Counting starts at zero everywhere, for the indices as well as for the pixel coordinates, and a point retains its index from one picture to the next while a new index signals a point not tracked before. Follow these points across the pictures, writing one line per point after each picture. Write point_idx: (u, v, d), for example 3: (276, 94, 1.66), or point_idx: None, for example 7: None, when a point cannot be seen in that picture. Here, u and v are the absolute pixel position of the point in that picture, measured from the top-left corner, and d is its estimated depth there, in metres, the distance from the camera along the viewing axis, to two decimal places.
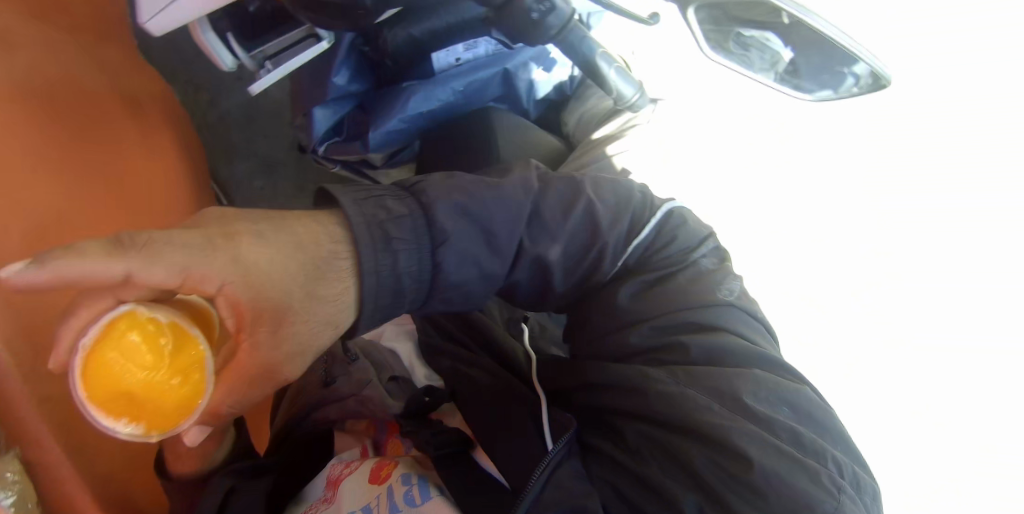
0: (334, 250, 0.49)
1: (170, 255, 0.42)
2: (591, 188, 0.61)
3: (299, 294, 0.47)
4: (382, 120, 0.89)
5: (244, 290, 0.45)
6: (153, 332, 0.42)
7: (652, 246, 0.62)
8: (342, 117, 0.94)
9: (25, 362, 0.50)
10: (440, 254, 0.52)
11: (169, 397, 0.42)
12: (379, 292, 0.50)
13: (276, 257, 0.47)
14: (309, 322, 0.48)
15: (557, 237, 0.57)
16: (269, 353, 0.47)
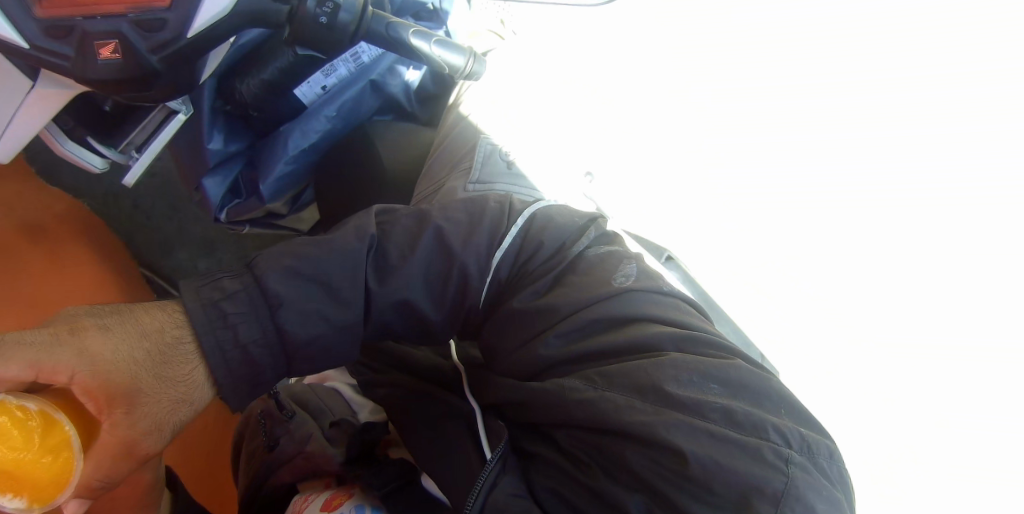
0: (173, 325, 0.47)
1: (17, 363, 0.40)
2: (438, 216, 0.55)
3: (149, 363, 0.45)
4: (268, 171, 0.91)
5: (95, 377, 0.42)
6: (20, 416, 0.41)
7: (520, 250, 0.56)
8: (235, 179, 0.95)
9: None
10: (281, 315, 0.49)
11: (42, 472, 0.41)
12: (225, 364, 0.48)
13: (130, 332, 0.45)
14: (172, 394, 0.46)
15: (411, 280, 0.53)
16: (143, 425, 0.44)
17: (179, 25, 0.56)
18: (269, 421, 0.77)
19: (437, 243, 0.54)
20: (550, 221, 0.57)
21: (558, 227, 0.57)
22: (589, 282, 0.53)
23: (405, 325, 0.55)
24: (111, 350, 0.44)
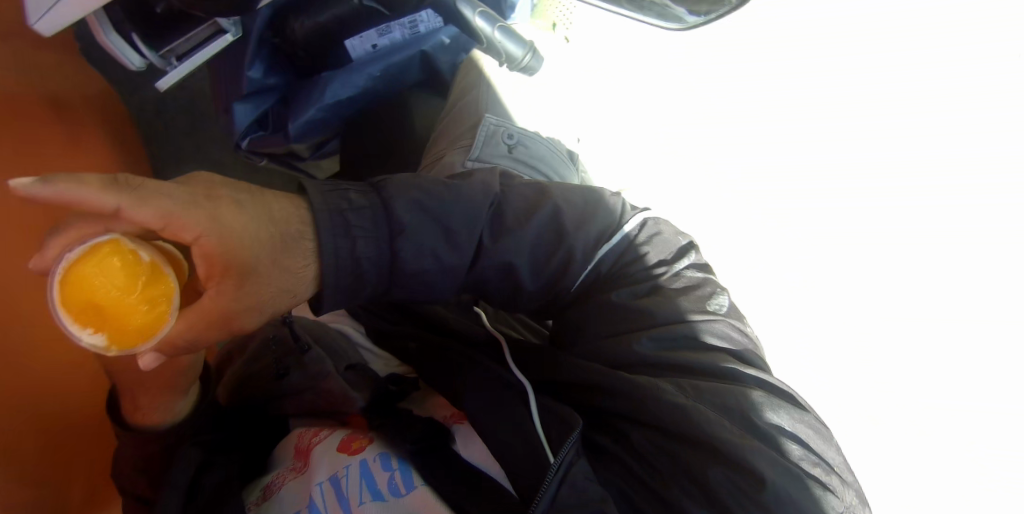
0: (290, 212, 0.50)
1: (169, 218, 0.43)
2: (556, 198, 0.65)
3: (265, 246, 0.47)
4: (304, 111, 1.28)
5: (219, 241, 0.45)
6: (129, 259, 0.44)
7: (620, 257, 0.69)
8: (268, 110, 1.31)
9: None
10: (399, 239, 0.54)
11: (136, 321, 0.44)
12: (340, 262, 0.51)
13: (251, 209, 0.47)
14: (272, 280, 0.48)
15: (519, 239, 0.61)
16: (249, 300, 0.47)
17: None
18: (286, 348, 0.80)
19: (554, 221, 0.63)
20: (652, 243, 0.70)
21: (654, 248, 0.70)
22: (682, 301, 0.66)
23: (501, 283, 0.63)
24: (235, 223, 0.46)
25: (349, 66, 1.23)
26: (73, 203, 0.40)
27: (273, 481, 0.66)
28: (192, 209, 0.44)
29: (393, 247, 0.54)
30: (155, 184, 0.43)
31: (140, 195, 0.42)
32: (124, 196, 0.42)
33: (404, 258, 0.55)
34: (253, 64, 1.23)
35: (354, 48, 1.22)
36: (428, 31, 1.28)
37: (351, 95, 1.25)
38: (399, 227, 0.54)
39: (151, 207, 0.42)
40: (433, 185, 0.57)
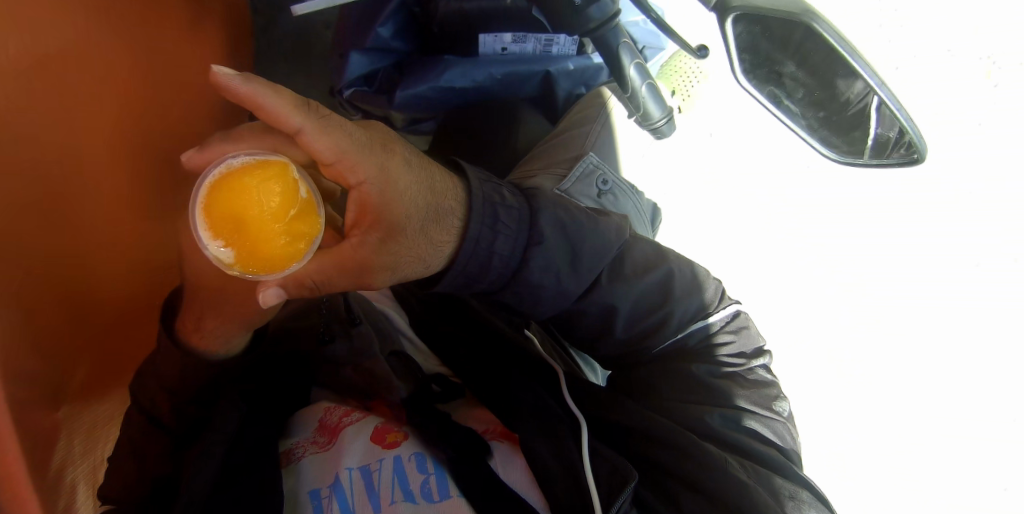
0: (452, 197, 0.75)
1: (354, 170, 0.69)
2: (670, 266, 0.91)
3: (394, 210, 0.71)
4: (415, 85, 1.29)
5: (379, 196, 0.70)
6: (291, 192, 0.69)
7: (717, 339, 0.96)
8: (378, 69, 1.31)
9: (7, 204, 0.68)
10: (532, 249, 0.79)
11: (275, 244, 0.69)
12: (486, 247, 0.76)
13: (412, 179, 0.72)
14: (405, 245, 0.72)
15: (636, 287, 0.89)
16: (370, 256, 0.72)
17: None
18: (335, 328, 0.91)
19: (666, 281, 0.91)
20: (737, 333, 0.97)
21: (738, 336, 0.97)
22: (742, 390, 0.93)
23: (597, 320, 0.89)
24: (401, 184, 0.71)
25: (476, 58, 1.28)
26: (260, 111, 0.65)
27: (296, 449, 0.81)
28: (359, 157, 0.69)
29: (524, 254, 0.79)
30: (333, 123, 0.68)
31: (319, 127, 0.67)
32: (310, 127, 0.67)
33: (529, 267, 0.79)
34: (386, 21, 1.25)
35: (486, 43, 1.26)
36: (560, 55, 1.33)
37: (465, 87, 1.29)
38: (535, 240, 0.79)
39: (322, 141, 0.67)
40: (575, 219, 0.83)
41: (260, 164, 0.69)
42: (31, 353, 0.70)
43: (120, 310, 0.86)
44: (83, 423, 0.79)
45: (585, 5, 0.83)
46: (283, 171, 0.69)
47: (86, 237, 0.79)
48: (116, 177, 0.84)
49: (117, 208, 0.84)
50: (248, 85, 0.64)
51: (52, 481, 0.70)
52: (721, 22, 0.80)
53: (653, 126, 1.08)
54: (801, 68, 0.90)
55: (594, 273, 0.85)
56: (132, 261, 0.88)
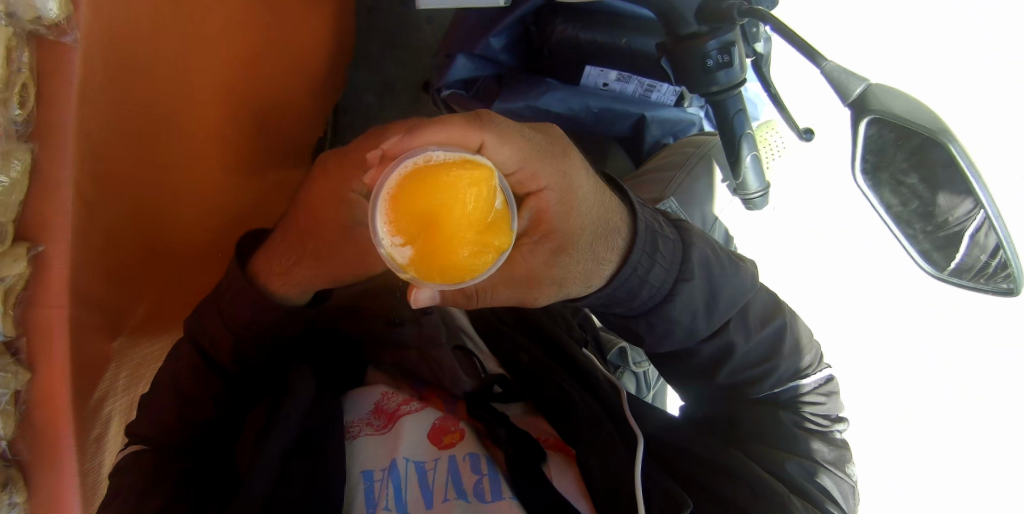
0: (618, 216, 0.77)
1: (537, 178, 0.67)
2: (784, 320, 0.90)
3: (571, 226, 0.71)
4: (512, 100, 1.28)
5: (558, 215, 0.70)
6: (491, 198, 0.61)
7: (809, 398, 0.94)
8: (479, 77, 1.32)
9: (127, 135, 0.70)
10: (680, 284, 0.82)
11: (462, 253, 0.60)
12: (643, 272, 0.79)
13: (588, 192, 0.72)
14: (576, 257, 0.73)
15: (755, 341, 0.88)
16: (540, 265, 0.72)
17: None
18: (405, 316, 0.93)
19: (777, 337, 0.89)
20: (828, 397, 0.95)
21: (830, 400, 0.95)
22: (823, 450, 0.91)
23: (714, 362, 0.88)
24: (581, 196, 0.71)
25: (579, 87, 1.29)
26: (443, 131, 0.62)
27: (351, 428, 0.79)
28: (539, 167, 0.67)
29: (672, 287, 0.81)
30: (511, 131, 0.65)
31: (500, 135, 0.64)
32: (490, 133, 0.63)
33: (675, 301, 0.82)
34: (500, 33, 1.26)
35: (590, 75, 1.26)
36: (658, 101, 1.32)
37: (560, 112, 1.29)
38: (684, 275, 0.82)
39: (504, 150, 0.64)
40: (721, 260, 0.84)
41: (464, 161, 0.60)
42: (103, 276, 0.70)
43: (190, 249, 0.86)
44: (136, 357, 0.80)
45: (716, 67, 0.78)
46: (489, 175, 0.60)
47: (178, 172, 0.79)
48: (216, 119, 0.85)
49: (210, 148, 0.85)
50: (432, 128, 0.61)
51: (92, 410, 0.70)
52: (854, 124, 0.70)
53: (745, 196, 0.99)
54: (925, 183, 0.83)
55: (727, 315, 0.85)
56: (213, 204, 0.89)
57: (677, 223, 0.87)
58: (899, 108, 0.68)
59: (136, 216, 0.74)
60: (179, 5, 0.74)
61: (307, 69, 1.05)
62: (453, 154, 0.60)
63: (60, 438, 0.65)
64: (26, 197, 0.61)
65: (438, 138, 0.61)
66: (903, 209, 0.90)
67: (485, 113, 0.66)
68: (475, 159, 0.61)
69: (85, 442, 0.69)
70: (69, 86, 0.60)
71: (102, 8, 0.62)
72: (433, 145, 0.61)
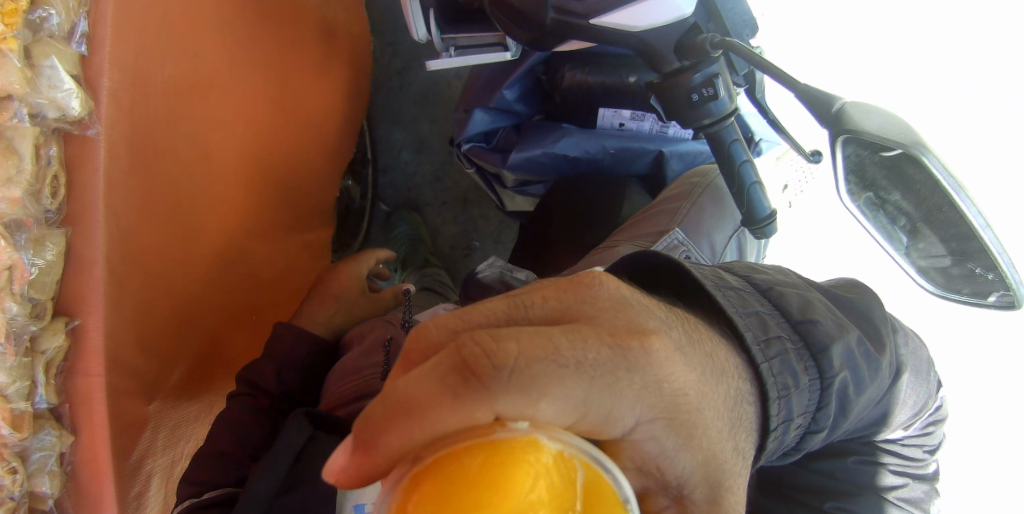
0: (740, 383, 0.58)
1: (617, 421, 0.46)
2: (905, 377, 0.79)
3: (700, 460, 0.49)
4: (527, 148, 1.32)
5: (681, 456, 0.48)
6: (561, 497, 0.39)
7: (914, 433, 0.84)
8: (497, 129, 1.37)
9: (151, 211, 0.76)
10: (810, 437, 0.68)
11: None
12: (776, 446, 0.62)
13: (693, 388, 0.50)
14: (736, 490, 0.51)
15: (864, 418, 0.77)
16: None
17: (590, 10, 0.78)
18: (393, 346, 0.86)
19: (885, 397, 0.77)
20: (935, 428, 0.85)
21: (936, 433, 0.85)
22: (910, 491, 0.83)
23: None
24: (689, 407, 0.49)
25: (595, 130, 1.31)
26: (431, 421, 0.42)
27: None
28: (610, 405, 0.46)
29: (800, 441, 0.68)
30: (547, 366, 0.44)
31: (527, 386, 0.43)
32: (507, 398, 0.43)
33: (802, 454, 0.69)
34: (513, 85, 1.30)
35: (604, 117, 1.28)
36: (676, 136, 1.31)
37: (576, 156, 1.30)
38: (816, 426, 0.67)
39: (544, 408, 0.43)
40: (858, 373, 0.70)
41: (483, 462, 0.40)
42: (136, 347, 0.75)
43: (220, 319, 0.94)
44: (174, 416, 0.85)
45: (703, 101, 0.80)
46: (535, 468, 0.40)
47: (203, 245, 0.86)
48: (236, 197, 0.93)
49: (232, 224, 0.93)
50: (407, 431, 0.42)
51: (131, 468, 0.74)
52: (830, 143, 0.69)
53: (756, 230, 0.90)
54: (910, 199, 0.76)
55: (854, 420, 0.73)
56: (234, 280, 0.95)
57: (805, 332, 0.67)
58: (872, 125, 0.66)
59: (164, 283, 0.80)
60: (194, 92, 0.81)
61: (314, 132, 1.12)
62: (455, 448, 0.41)
63: (102, 496, 0.70)
64: (63, 273, 0.68)
65: (430, 436, 0.42)
66: (884, 222, 0.83)
67: (490, 352, 0.44)
68: (501, 447, 0.40)
69: (127, 502, 0.73)
70: (97, 172, 0.67)
71: (123, 102, 0.69)
72: (420, 447, 0.42)
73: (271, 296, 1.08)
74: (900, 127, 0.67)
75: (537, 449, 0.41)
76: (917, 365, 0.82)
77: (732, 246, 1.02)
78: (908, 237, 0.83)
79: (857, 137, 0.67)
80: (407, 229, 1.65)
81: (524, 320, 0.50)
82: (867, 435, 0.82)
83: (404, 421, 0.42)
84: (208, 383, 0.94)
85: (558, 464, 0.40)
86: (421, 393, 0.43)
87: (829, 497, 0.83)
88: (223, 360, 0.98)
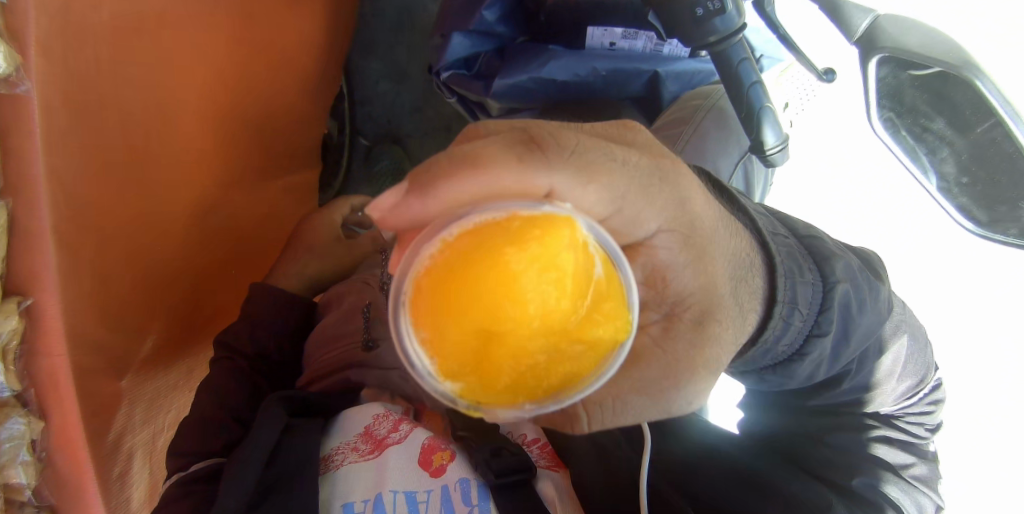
0: (749, 252, 0.67)
1: (637, 221, 0.58)
2: (897, 345, 0.79)
3: (701, 282, 0.61)
4: (512, 74, 1.22)
5: (679, 276, 0.61)
6: (582, 268, 0.52)
7: (914, 410, 0.83)
8: (478, 54, 1.26)
9: (101, 172, 0.69)
10: (814, 339, 0.70)
11: (550, 342, 0.53)
12: (778, 333, 0.69)
13: (707, 220, 0.62)
14: (723, 324, 0.64)
15: (866, 366, 0.77)
16: (682, 351, 0.62)
17: None
18: (373, 311, 0.70)
19: (884, 341, 0.78)
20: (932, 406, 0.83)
21: (931, 413, 0.84)
22: (921, 469, 0.79)
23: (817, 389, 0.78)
24: (702, 231, 0.61)
25: (585, 51, 1.20)
26: (496, 171, 0.51)
27: (334, 454, 0.59)
28: (638, 208, 0.57)
29: (803, 346, 0.71)
30: (600, 160, 0.54)
31: (578, 170, 0.53)
32: (564, 172, 0.52)
33: (806, 361, 0.71)
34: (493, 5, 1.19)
35: (594, 37, 1.19)
36: (671, 55, 1.22)
37: (566, 81, 1.20)
38: (819, 330, 0.70)
39: (590, 189, 0.53)
40: (861, 290, 0.73)
41: (532, 220, 0.50)
42: (100, 321, 0.70)
43: (197, 278, 0.89)
44: (151, 386, 0.81)
45: (708, 15, 0.73)
46: (568, 237, 0.50)
47: (174, 201, 0.80)
48: (204, 149, 0.85)
49: (203, 178, 0.85)
50: (470, 182, 0.50)
51: (110, 447, 0.71)
52: (867, 59, 0.92)
53: (764, 158, 0.85)
54: (951, 126, 0.95)
55: (857, 350, 0.75)
56: (210, 236, 0.89)
57: (809, 243, 0.74)
58: (914, 44, 0.89)
59: (125, 247, 0.73)
60: (138, 32, 0.72)
61: (288, 72, 1.02)
62: (500, 212, 0.50)
63: (84, 476, 0.67)
64: (9, 250, 0.61)
65: (489, 188, 0.51)
66: (911, 141, 1.02)
67: (556, 139, 0.53)
68: (546, 212, 0.50)
69: (109, 479, 0.70)
70: (33, 135, 0.60)
71: (53, 50, 0.62)
72: (474, 199, 0.51)
73: (250, 249, 1.02)
74: (940, 55, 0.89)
75: (572, 226, 0.51)
76: (912, 330, 0.82)
77: (739, 173, 0.97)
78: (932, 154, 1.02)
79: (892, 58, 0.90)
80: (389, 163, 1.56)
81: (579, 130, 0.58)
82: (861, 398, 0.80)
83: (474, 172, 0.50)
84: (188, 345, 0.90)
85: (585, 249, 0.52)
86: (497, 147, 0.51)
87: (856, 473, 0.76)
88: (201, 323, 0.93)
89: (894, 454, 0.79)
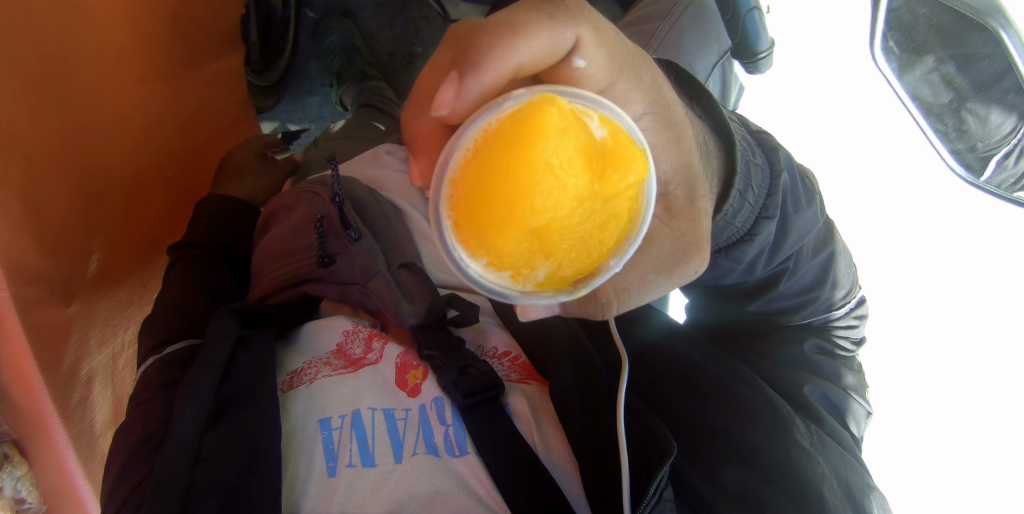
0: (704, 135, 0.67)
1: (628, 101, 0.58)
2: (836, 249, 0.80)
3: (679, 160, 0.61)
4: None
5: (665, 161, 0.60)
6: (585, 139, 0.49)
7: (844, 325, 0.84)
8: None
9: None
10: (762, 222, 0.70)
11: (586, 219, 0.51)
12: (733, 211, 0.68)
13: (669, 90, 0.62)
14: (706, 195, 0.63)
15: (803, 267, 0.77)
16: (685, 216, 0.61)
17: None
18: (327, 223, 0.67)
19: (824, 235, 0.78)
20: (861, 320, 0.86)
21: (858, 327, 0.86)
22: (852, 378, 0.81)
23: (754, 287, 0.78)
24: (675, 112, 0.61)
25: None
26: (524, 29, 0.50)
27: (306, 369, 0.62)
28: (627, 88, 0.57)
29: (754, 225, 0.70)
30: (614, 30, 0.55)
31: (598, 33, 0.54)
32: (583, 25, 0.53)
33: (755, 242, 0.70)
34: None
35: None
36: None
37: None
38: (768, 212, 0.70)
39: (603, 50, 0.54)
40: (798, 188, 0.74)
41: (519, 119, 0.48)
42: (37, 249, 0.67)
43: (135, 190, 0.84)
44: (104, 306, 0.78)
45: None
46: (558, 118, 0.48)
47: (87, 111, 0.76)
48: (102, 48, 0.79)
49: (106, 77, 0.79)
50: (505, 41, 0.50)
51: (66, 376, 0.69)
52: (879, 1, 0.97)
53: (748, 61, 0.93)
54: (965, 74, 0.96)
55: (794, 247, 0.75)
56: (134, 140, 0.84)
57: (759, 140, 0.74)
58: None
59: (37, 153, 0.68)
60: None
61: None
62: (488, 122, 0.50)
63: (41, 409, 0.65)
64: None
65: (515, 51, 0.50)
66: (917, 84, 1.03)
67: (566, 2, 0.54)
68: (529, 113, 0.48)
69: (69, 408, 0.69)
70: None
71: None
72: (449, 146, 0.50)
73: (188, 148, 0.96)
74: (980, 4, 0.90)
75: (550, 100, 0.48)
76: (844, 248, 0.82)
77: (714, 75, 0.97)
78: (941, 107, 1.03)
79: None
80: (339, 39, 1.39)
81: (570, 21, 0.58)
82: (792, 306, 0.80)
83: (517, 32, 0.50)
84: (144, 257, 0.86)
85: (575, 113, 0.49)
86: (524, 13, 0.51)
87: (808, 380, 0.77)
88: (148, 231, 0.87)
89: (827, 365, 0.80)
